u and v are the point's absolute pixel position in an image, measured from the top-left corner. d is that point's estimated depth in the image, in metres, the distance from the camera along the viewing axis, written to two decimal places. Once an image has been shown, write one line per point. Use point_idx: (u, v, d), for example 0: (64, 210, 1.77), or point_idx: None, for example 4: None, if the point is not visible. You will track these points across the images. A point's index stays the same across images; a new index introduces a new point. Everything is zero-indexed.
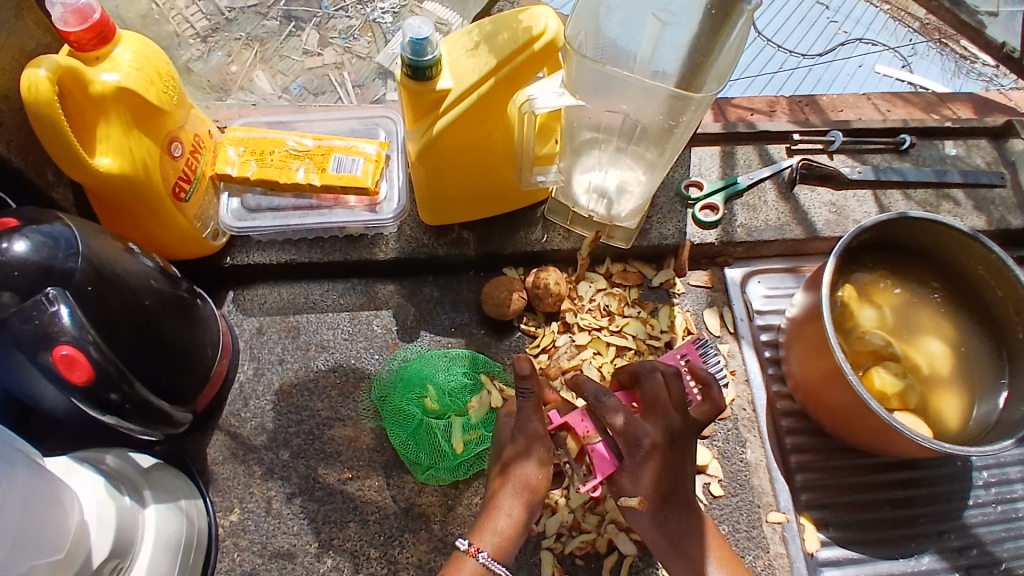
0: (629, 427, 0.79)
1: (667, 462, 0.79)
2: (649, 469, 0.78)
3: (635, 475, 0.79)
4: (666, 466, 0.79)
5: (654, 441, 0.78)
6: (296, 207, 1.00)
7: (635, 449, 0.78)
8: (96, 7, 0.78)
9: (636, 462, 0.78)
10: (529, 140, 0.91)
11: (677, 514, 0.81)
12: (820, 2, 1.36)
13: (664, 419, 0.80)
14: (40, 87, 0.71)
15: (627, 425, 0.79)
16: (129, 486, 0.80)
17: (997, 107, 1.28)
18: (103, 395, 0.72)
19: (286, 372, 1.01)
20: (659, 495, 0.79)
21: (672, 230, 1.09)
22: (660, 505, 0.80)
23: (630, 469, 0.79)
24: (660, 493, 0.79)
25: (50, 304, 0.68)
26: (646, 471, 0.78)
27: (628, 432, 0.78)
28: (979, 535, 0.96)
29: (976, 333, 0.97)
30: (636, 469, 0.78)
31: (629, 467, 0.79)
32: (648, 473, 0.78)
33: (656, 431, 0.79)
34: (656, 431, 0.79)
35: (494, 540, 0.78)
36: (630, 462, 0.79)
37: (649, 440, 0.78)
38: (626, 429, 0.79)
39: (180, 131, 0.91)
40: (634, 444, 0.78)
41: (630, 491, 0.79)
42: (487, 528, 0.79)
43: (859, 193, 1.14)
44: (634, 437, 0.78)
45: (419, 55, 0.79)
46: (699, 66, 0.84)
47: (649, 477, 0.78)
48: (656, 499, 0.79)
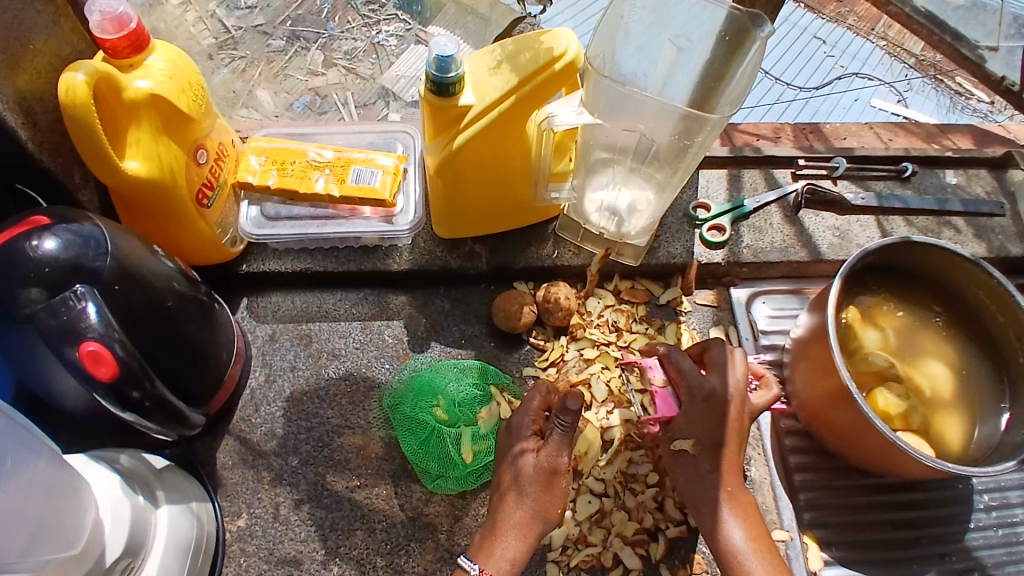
0: (693, 376, 0.87)
1: (722, 413, 0.84)
2: (705, 415, 0.85)
3: (690, 417, 0.86)
4: (721, 417, 0.85)
5: (714, 392, 0.85)
6: (313, 216, 1.02)
7: (693, 395, 0.86)
8: (133, 16, 0.81)
9: (695, 407, 0.86)
10: (546, 158, 0.94)
11: (717, 472, 0.84)
12: (817, 37, 1.40)
13: (727, 376, 0.86)
14: (77, 90, 0.73)
15: (687, 372, 0.87)
16: (143, 486, 0.81)
17: (997, 139, 1.32)
18: (125, 392, 0.73)
19: (297, 379, 1.02)
20: (712, 442, 0.84)
21: (679, 249, 1.11)
22: (709, 454, 0.84)
23: (690, 415, 0.86)
24: (712, 440, 0.84)
25: (78, 301, 0.70)
26: (704, 417, 0.85)
27: (692, 379, 0.86)
28: (979, 557, 0.97)
29: (978, 357, 0.99)
30: (692, 412, 0.86)
31: (688, 410, 0.86)
32: (705, 419, 0.85)
33: (719, 383, 0.86)
34: (721, 385, 0.85)
35: (500, 565, 0.80)
36: (687, 406, 0.86)
37: (710, 388, 0.85)
38: (688, 376, 0.87)
39: (206, 139, 0.93)
40: (694, 390, 0.86)
41: (685, 435, 0.86)
42: (492, 553, 0.81)
43: (862, 218, 1.17)
44: (695, 385, 0.86)
45: (444, 71, 0.81)
46: (711, 90, 0.90)
47: (704, 421, 0.85)
48: (707, 445, 0.85)
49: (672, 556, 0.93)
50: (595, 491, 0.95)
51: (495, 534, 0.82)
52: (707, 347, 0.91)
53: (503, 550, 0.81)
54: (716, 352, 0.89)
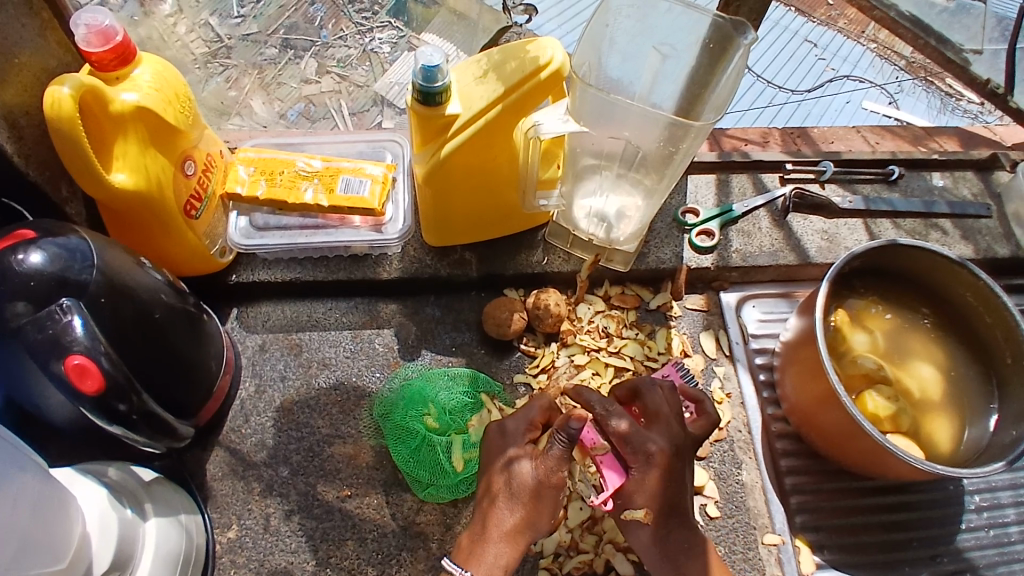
0: (634, 437, 0.83)
1: (673, 474, 0.83)
2: (655, 478, 0.82)
3: (641, 486, 0.83)
4: (670, 480, 0.83)
5: (655, 452, 0.83)
6: (303, 226, 1.02)
7: (643, 462, 0.83)
8: (119, 29, 0.81)
9: (645, 471, 0.83)
10: (534, 166, 0.93)
11: (676, 531, 0.84)
12: (808, 40, 1.40)
13: (669, 430, 0.85)
14: (63, 103, 0.73)
15: (632, 437, 0.83)
16: (131, 498, 0.81)
17: (983, 141, 1.33)
18: (113, 406, 0.72)
19: (287, 389, 1.02)
20: (666, 508, 0.83)
21: (669, 254, 1.12)
22: (664, 518, 0.83)
23: (639, 481, 0.83)
24: (664, 505, 0.83)
25: (64, 314, 0.70)
26: (653, 481, 0.83)
27: (635, 442, 0.83)
28: (971, 559, 0.98)
29: (965, 358, 0.99)
30: (643, 480, 0.83)
31: (638, 477, 0.83)
32: (655, 484, 0.82)
33: (661, 441, 0.84)
34: (662, 441, 0.84)
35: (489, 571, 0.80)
36: (638, 473, 0.83)
37: (654, 450, 0.83)
38: (633, 442, 0.83)
39: (194, 150, 0.93)
40: (640, 453, 0.83)
41: (637, 503, 0.83)
42: (480, 559, 0.80)
43: (850, 222, 1.18)
44: (639, 446, 0.83)
45: (430, 81, 0.82)
46: (698, 96, 0.91)
47: (655, 491, 0.82)
48: (661, 511, 0.83)
49: None
50: (586, 497, 0.95)
51: (483, 541, 0.81)
52: (640, 391, 0.89)
53: (494, 557, 0.80)
54: (652, 399, 0.87)
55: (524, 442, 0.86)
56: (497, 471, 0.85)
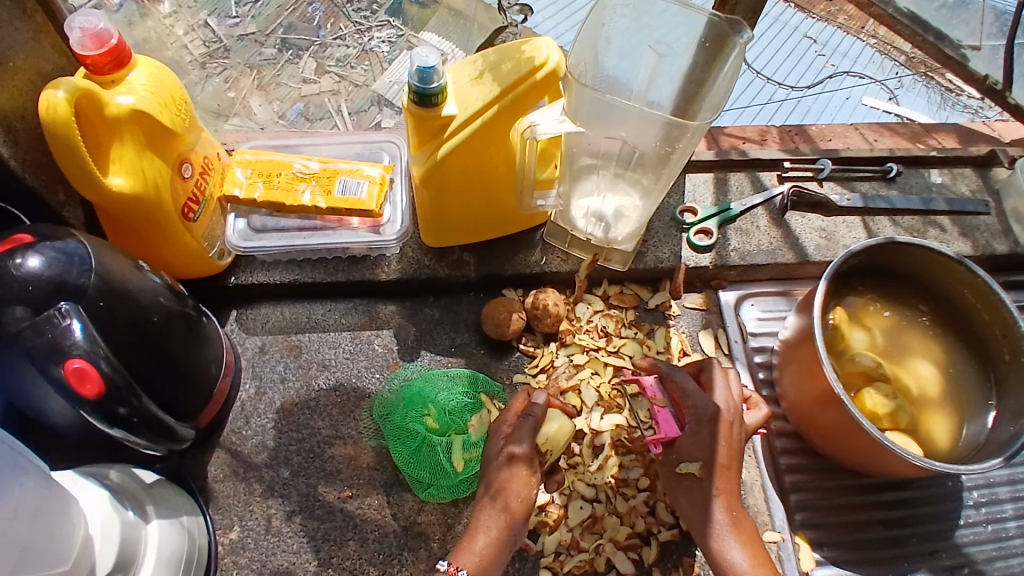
0: (698, 396, 0.88)
1: (725, 434, 0.85)
2: (712, 434, 0.86)
3: (696, 440, 0.86)
4: (723, 436, 0.86)
5: (717, 412, 0.86)
6: (301, 228, 1.03)
7: (698, 418, 0.87)
8: (114, 32, 0.81)
9: (701, 427, 0.86)
10: (531, 165, 0.93)
11: (722, 494, 0.85)
12: (808, 36, 1.40)
13: (727, 396, 0.88)
14: (59, 108, 0.73)
15: (693, 393, 0.88)
16: (132, 500, 0.81)
17: (981, 137, 1.33)
18: (112, 409, 0.73)
19: (287, 390, 1.02)
20: (719, 464, 0.85)
21: (667, 253, 1.11)
22: (716, 475, 0.85)
23: (695, 434, 0.86)
24: (717, 461, 0.85)
25: (63, 318, 0.70)
26: (710, 436, 0.86)
27: (696, 400, 0.88)
28: (970, 555, 0.98)
29: (963, 355, 0.99)
30: (697, 433, 0.86)
31: (694, 431, 0.87)
32: (708, 439, 0.86)
33: (719, 403, 0.87)
34: (720, 405, 0.87)
35: (472, 559, 0.80)
36: (693, 427, 0.87)
37: (713, 407, 0.86)
38: (692, 395, 0.88)
39: (191, 153, 0.93)
40: (698, 411, 0.87)
41: (692, 456, 0.86)
42: (465, 549, 0.81)
43: (849, 220, 1.18)
44: (699, 406, 0.87)
45: (425, 83, 0.82)
46: (693, 96, 0.91)
47: (707, 443, 0.86)
48: (713, 466, 0.85)
49: (663, 560, 0.94)
50: (586, 496, 0.96)
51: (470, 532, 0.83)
52: (703, 366, 0.92)
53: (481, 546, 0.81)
54: (712, 372, 0.91)
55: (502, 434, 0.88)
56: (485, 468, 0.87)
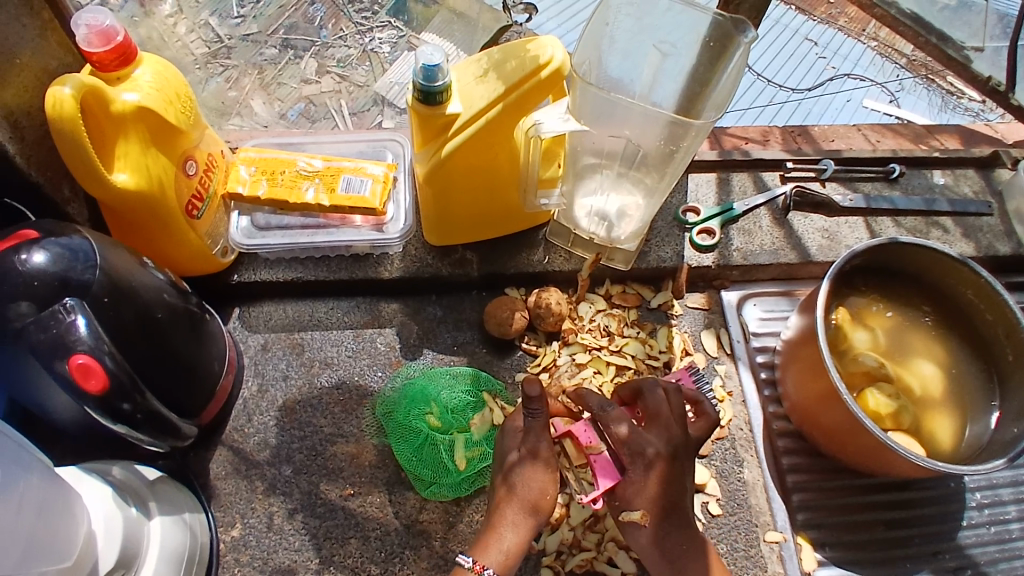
0: (631, 438, 0.84)
1: (666, 476, 0.83)
2: (650, 480, 0.83)
3: (635, 486, 0.83)
4: (664, 479, 0.83)
5: (655, 454, 0.83)
6: (303, 226, 1.03)
7: (637, 460, 0.83)
8: (119, 28, 0.81)
9: (639, 473, 0.83)
10: (535, 164, 0.94)
11: (677, 530, 0.83)
12: (808, 38, 1.40)
13: (665, 432, 0.85)
14: (65, 104, 0.73)
15: (629, 437, 0.84)
16: (134, 496, 0.81)
17: (983, 139, 1.33)
18: (116, 405, 0.73)
19: (290, 388, 1.02)
20: (661, 509, 0.83)
21: (669, 253, 1.11)
22: (661, 519, 0.83)
23: (634, 480, 0.83)
24: (659, 505, 0.83)
25: (67, 314, 0.70)
26: (649, 482, 0.83)
27: (630, 444, 0.83)
28: (973, 556, 0.98)
29: (966, 356, 0.99)
30: (637, 478, 0.83)
31: (631, 477, 0.83)
32: (648, 484, 0.83)
33: (657, 443, 0.84)
34: (659, 444, 0.84)
35: (498, 557, 0.81)
36: (632, 474, 0.83)
37: (649, 451, 0.83)
38: (626, 442, 0.84)
39: (195, 150, 0.93)
40: (636, 454, 0.83)
41: (632, 504, 0.83)
42: (492, 547, 0.82)
43: (850, 220, 1.18)
44: (637, 448, 0.83)
45: (430, 80, 0.82)
46: (696, 95, 0.92)
47: (648, 489, 0.83)
48: (657, 511, 0.83)
49: None
50: None
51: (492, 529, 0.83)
52: (641, 390, 0.89)
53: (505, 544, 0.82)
54: (652, 400, 0.87)
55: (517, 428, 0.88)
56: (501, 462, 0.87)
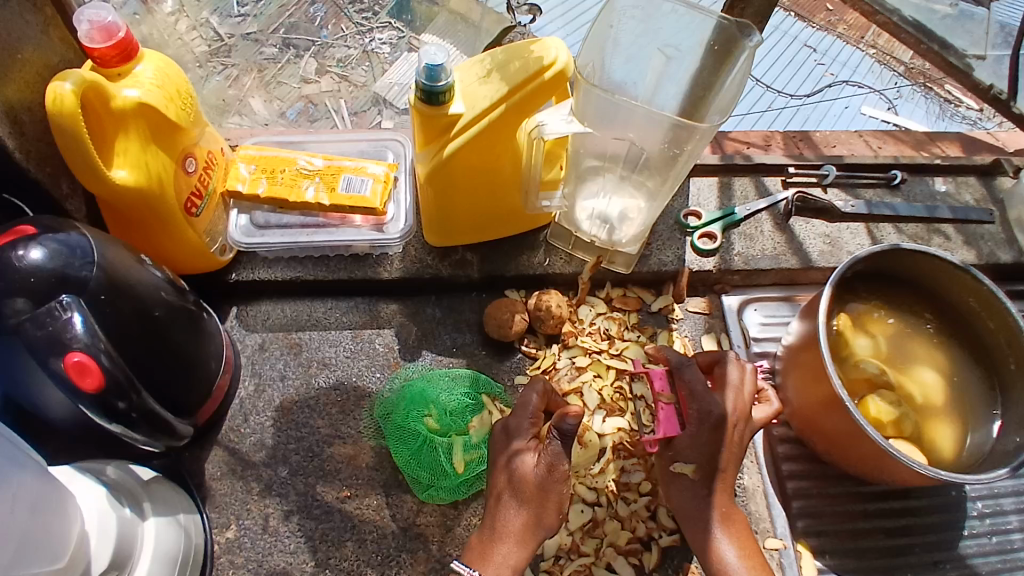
0: (704, 398, 0.86)
1: (727, 438, 0.85)
2: (711, 440, 0.85)
3: (694, 441, 0.85)
4: (722, 441, 0.85)
5: (721, 417, 0.84)
6: (303, 225, 1.02)
7: (701, 420, 0.85)
8: (121, 24, 0.80)
9: (701, 432, 0.85)
10: (537, 167, 0.93)
11: (714, 495, 0.85)
12: (807, 45, 1.40)
13: (737, 397, 0.86)
14: (65, 99, 0.73)
15: (702, 395, 0.86)
16: (129, 497, 0.80)
17: (984, 146, 1.33)
18: (112, 403, 0.72)
19: (287, 389, 1.01)
20: (711, 469, 0.85)
21: (671, 257, 1.11)
22: (710, 480, 0.85)
23: (693, 437, 0.85)
24: (713, 466, 0.85)
25: (63, 311, 0.69)
26: (708, 442, 0.85)
27: (701, 403, 0.86)
28: (973, 565, 0.97)
29: (968, 363, 0.99)
30: (697, 436, 0.85)
31: (693, 434, 0.85)
32: (705, 444, 0.85)
33: (726, 405, 0.86)
34: (727, 407, 0.85)
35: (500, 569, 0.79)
36: (694, 430, 0.85)
37: (718, 411, 0.85)
38: (700, 397, 0.86)
39: (195, 147, 0.92)
40: (703, 415, 0.85)
41: (687, 458, 0.85)
42: (493, 556, 0.80)
43: (852, 226, 1.18)
44: (705, 408, 0.85)
45: (434, 80, 0.81)
46: (701, 99, 0.91)
47: (704, 447, 0.85)
48: (706, 471, 0.85)
49: (664, 566, 0.93)
50: (587, 500, 0.95)
51: (494, 540, 0.81)
52: (720, 361, 0.91)
53: (503, 556, 0.80)
54: (727, 370, 0.89)
55: (529, 431, 0.85)
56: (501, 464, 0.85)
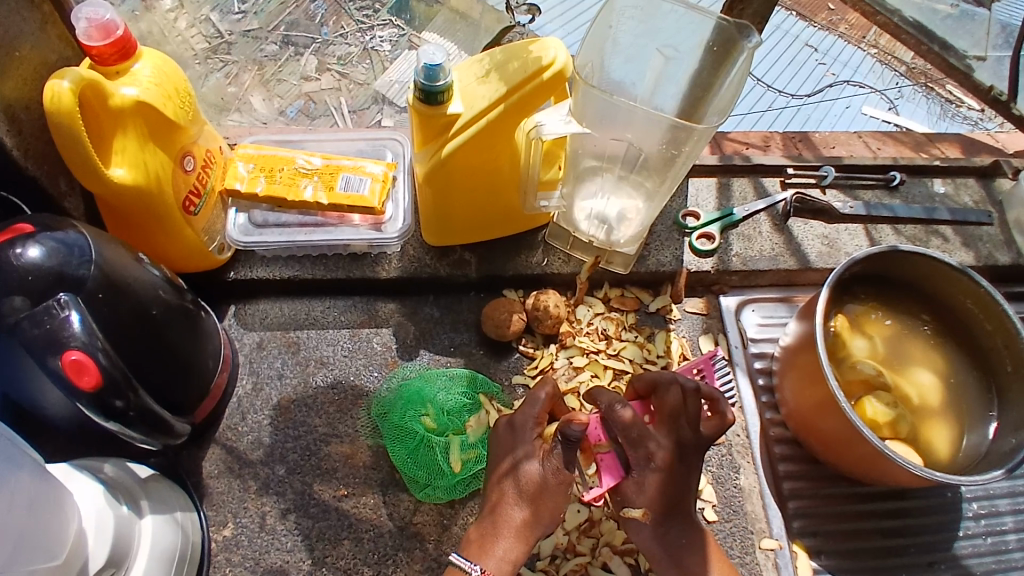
0: (639, 437, 0.83)
1: (674, 475, 0.83)
2: (655, 478, 0.83)
3: (639, 485, 0.83)
4: (669, 480, 0.83)
5: (660, 452, 0.84)
6: (301, 224, 1.02)
7: (642, 459, 0.83)
8: (119, 23, 0.80)
9: (644, 474, 0.83)
10: (535, 166, 0.93)
11: (672, 531, 0.84)
12: (809, 45, 1.40)
13: (674, 428, 0.85)
14: (63, 98, 0.73)
15: (638, 439, 0.83)
16: (127, 495, 0.80)
17: (984, 148, 1.33)
18: (109, 402, 0.72)
19: (284, 387, 1.02)
20: (665, 507, 0.83)
21: (669, 257, 1.11)
22: (666, 516, 0.84)
23: (636, 480, 0.84)
24: (661, 504, 0.83)
25: (61, 310, 0.69)
26: (651, 483, 0.83)
27: (636, 443, 0.83)
28: (968, 566, 0.97)
29: (965, 365, 0.99)
30: (640, 478, 0.83)
31: (636, 476, 0.83)
32: (652, 484, 0.83)
33: (663, 444, 0.84)
34: (667, 443, 0.84)
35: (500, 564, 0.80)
36: (637, 473, 0.83)
37: (654, 452, 0.83)
38: (637, 441, 0.83)
39: (193, 146, 0.92)
40: (642, 454, 0.83)
41: (636, 501, 0.83)
42: (491, 551, 0.80)
43: (850, 227, 1.18)
44: (643, 446, 0.83)
45: (432, 80, 0.81)
46: (699, 100, 0.91)
47: (648, 488, 0.83)
48: (656, 510, 0.83)
49: None
50: (584, 500, 0.95)
51: (494, 535, 0.81)
52: (657, 384, 0.87)
53: (503, 551, 0.81)
54: (667, 396, 0.86)
55: (533, 426, 0.85)
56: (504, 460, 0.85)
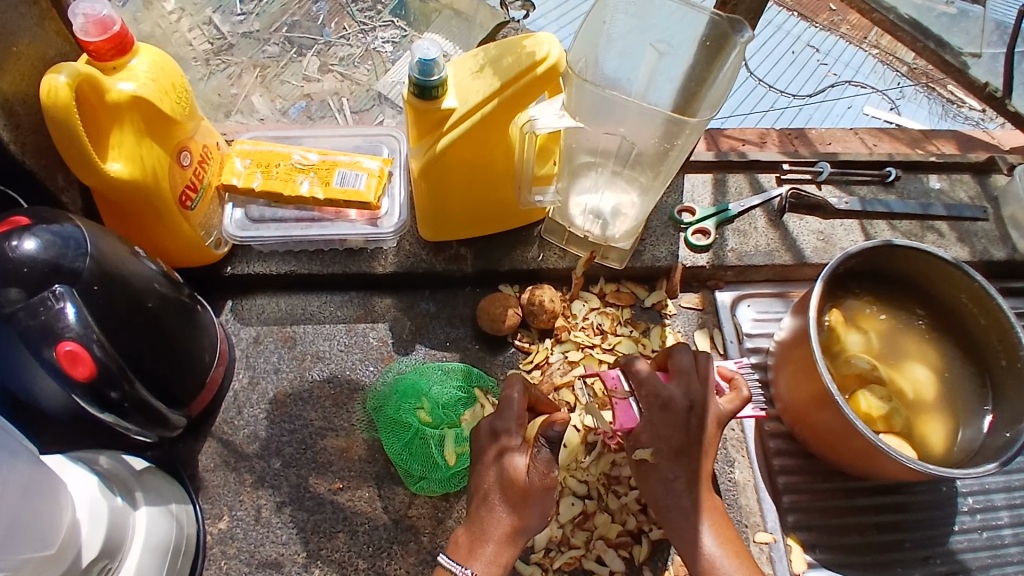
0: (651, 383, 0.85)
1: (683, 424, 0.85)
2: (664, 421, 0.85)
3: (650, 427, 0.85)
4: (679, 426, 0.85)
5: (671, 400, 0.85)
6: (298, 220, 1.03)
7: (655, 403, 0.85)
8: (116, 18, 0.81)
9: (654, 415, 0.85)
10: (529, 161, 0.93)
11: (681, 478, 0.85)
12: (811, 45, 1.41)
13: (689, 385, 0.86)
14: (59, 92, 0.73)
15: (651, 381, 0.85)
16: (122, 486, 0.81)
17: (980, 145, 1.33)
18: (104, 393, 0.73)
19: (281, 381, 1.02)
20: (674, 450, 0.85)
21: (664, 253, 1.11)
22: (671, 460, 0.85)
23: (648, 422, 0.85)
24: (671, 447, 0.85)
25: (57, 301, 0.70)
26: (664, 425, 0.85)
27: (649, 388, 0.85)
28: (963, 560, 0.97)
29: (960, 360, 0.99)
30: (651, 421, 0.85)
31: (648, 419, 0.85)
32: (663, 428, 0.85)
33: (678, 393, 0.85)
34: (679, 393, 0.85)
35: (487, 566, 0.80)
36: (647, 414, 0.85)
37: (669, 398, 0.85)
38: (648, 383, 0.85)
39: (190, 141, 0.93)
40: (652, 398, 0.85)
41: (644, 443, 0.86)
42: (479, 553, 0.80)
43: (846, 223, 1.18)
44: (655, 393, 0.85)
45: (426, 74, 0.82)
46: (693, 95, 0.91)
47: (663, 431, 0.85)
48: (666, 454, 0.85)
49: (654, 559, 0.93)
50: (578, 493, 0.95)
51: (481, 539, 0.81)
52: (671, 352, 0.89)
53: (492, 555, 0.80)
54: (681, 359, 0.87)
55: (516, 431, 0.82)
56: (489, 462, 0.82)
